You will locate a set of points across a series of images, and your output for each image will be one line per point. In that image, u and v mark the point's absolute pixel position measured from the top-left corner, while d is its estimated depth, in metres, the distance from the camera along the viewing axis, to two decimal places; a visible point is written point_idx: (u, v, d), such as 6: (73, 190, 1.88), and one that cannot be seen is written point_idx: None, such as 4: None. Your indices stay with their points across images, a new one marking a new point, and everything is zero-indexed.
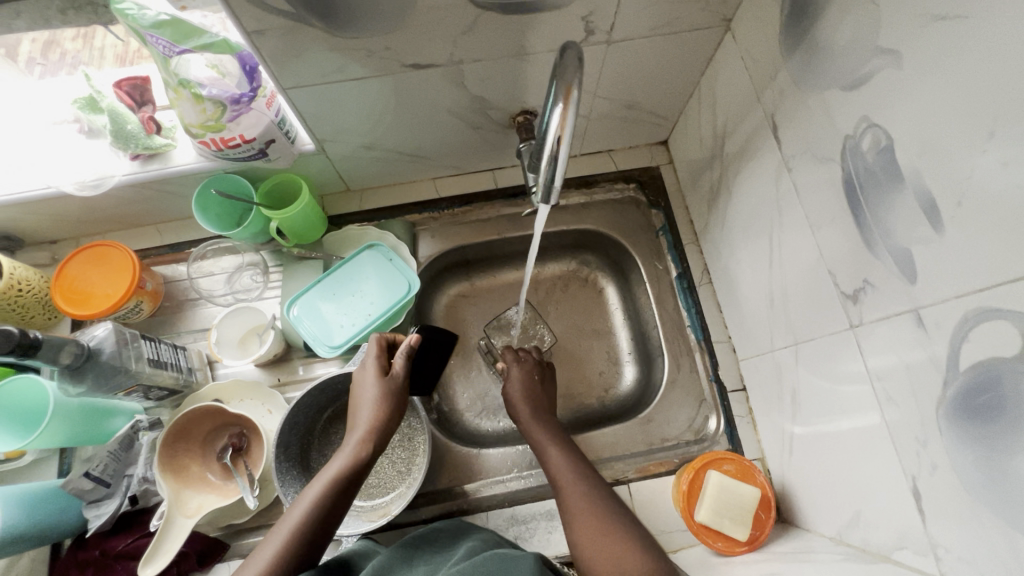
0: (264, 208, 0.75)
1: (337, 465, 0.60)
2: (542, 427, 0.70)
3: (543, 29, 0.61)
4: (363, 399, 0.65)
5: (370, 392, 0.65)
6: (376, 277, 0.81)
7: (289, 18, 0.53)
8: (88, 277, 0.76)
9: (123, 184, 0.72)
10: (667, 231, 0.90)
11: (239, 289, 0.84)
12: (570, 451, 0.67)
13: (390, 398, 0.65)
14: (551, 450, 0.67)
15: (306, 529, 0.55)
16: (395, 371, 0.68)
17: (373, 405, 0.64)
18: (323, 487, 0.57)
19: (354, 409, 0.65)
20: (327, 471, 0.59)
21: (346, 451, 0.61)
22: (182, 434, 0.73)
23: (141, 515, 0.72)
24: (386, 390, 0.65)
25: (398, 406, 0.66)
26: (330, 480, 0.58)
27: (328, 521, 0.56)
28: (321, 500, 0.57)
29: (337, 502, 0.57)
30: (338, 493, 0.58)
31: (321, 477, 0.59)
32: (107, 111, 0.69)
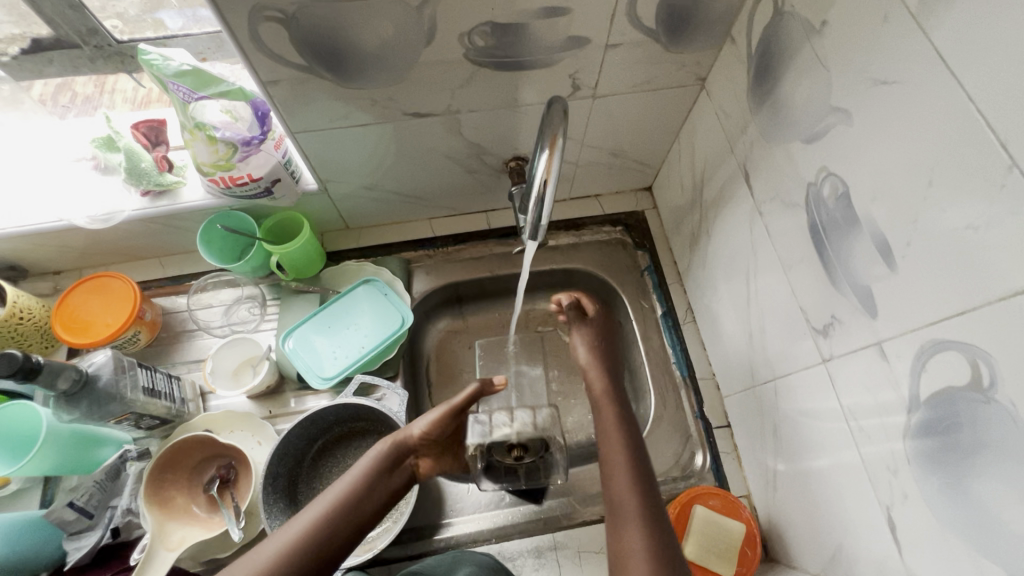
0: (266, 243, 0.79)
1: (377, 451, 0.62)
2: (626, 436, 0.62)
3: (533, 85, 0.67)
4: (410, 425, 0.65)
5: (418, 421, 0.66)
6: (370, 311, 0.83)
7: (302, 69, 0.58)
8: (89, 306, 0.78)
9: (132, 219, 0.76)
10: (653, 271, 0.94)
11: (236, 320, 0.86)
12: (648, 473, 0.59)
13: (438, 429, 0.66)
14: (620, 461, 0.59)
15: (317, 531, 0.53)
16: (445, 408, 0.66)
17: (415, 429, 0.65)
18: (338, 491, 0.57)
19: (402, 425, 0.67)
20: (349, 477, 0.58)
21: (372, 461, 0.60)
22: (170, 464, 0.73)
23: (120, 549, 0.70)
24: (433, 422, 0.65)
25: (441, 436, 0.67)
26: (354, 480, 0.58)
27: (350, 517, 0.55)
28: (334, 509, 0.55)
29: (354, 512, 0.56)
30: (357, 495, 0.57)
31: (346, 477, 0.59)
32: (123, 149, 0.73)
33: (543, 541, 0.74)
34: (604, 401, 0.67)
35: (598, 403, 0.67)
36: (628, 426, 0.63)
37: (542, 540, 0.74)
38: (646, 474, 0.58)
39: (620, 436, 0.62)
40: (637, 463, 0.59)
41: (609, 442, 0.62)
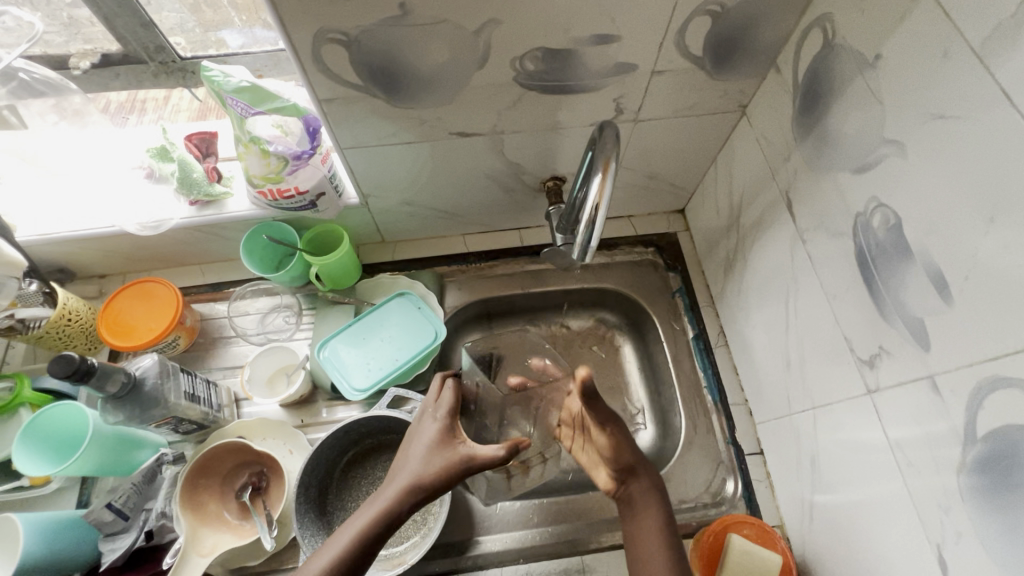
0: (306, 254, 0.80)
1: (391, 500, 0.58)
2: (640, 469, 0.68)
3: (577, 108, 0.68)
4: (414, 455, 0.61)
5: (428, 469, 0.59)
6: (401, 324, 0.84)
7: (358, 89, 0.60)
8: (134, 311, 0.81)
9: (179, 227, 0.78)
10: (684, 294, 0.93)
11: (271, 329, 0.88)
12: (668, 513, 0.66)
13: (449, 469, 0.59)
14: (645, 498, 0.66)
15: None
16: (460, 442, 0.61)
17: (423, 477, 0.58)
18: (346, 544, 0.55)
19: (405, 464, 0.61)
20: (353, 525, 0.56)
21: (378, 504, 0.58)
22: (205, 471, 0.74)
23: (154, 552, 0.71)
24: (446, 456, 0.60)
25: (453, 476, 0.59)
26: (360, 531, 0.56)
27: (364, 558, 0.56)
28: (348, 555, 0.55)
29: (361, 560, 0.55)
30: (363, 545, 0.56)
31: (350, 525, 0.57)
32: (177, 160, 0.75)
33: (571, 564, 0.73)
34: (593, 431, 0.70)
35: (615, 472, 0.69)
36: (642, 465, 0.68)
37: (571, 563, 0.73)
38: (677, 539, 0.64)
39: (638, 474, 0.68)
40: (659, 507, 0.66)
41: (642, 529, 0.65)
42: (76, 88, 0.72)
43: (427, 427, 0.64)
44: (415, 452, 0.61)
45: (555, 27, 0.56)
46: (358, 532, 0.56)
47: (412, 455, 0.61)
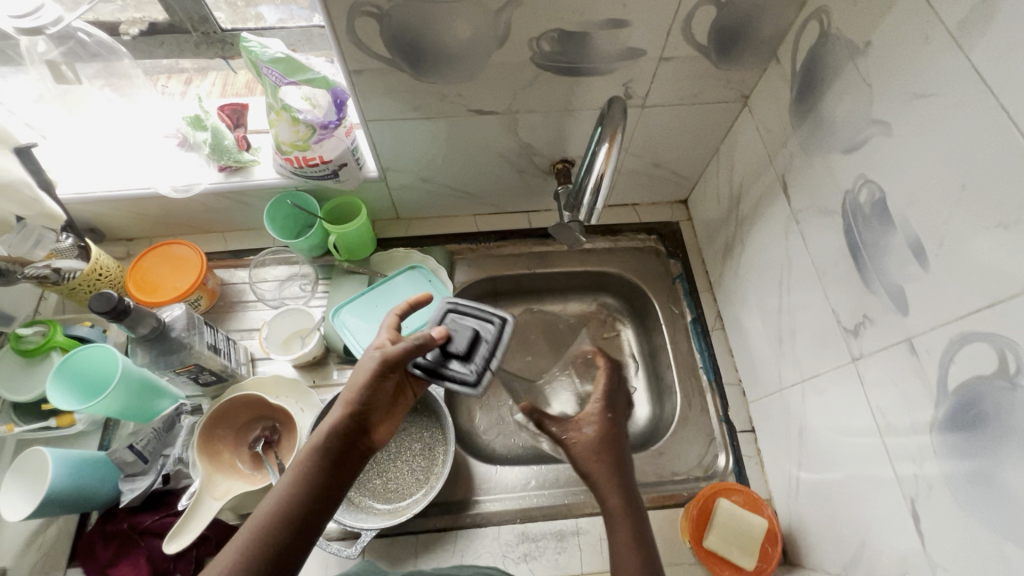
0: (325, 223, 0.85)
1: (330, 420, 0.56)
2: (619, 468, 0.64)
3: (589, 91, 0.73)
4: (348, 383, 0.59)
5: (359, 376, 0.58)
6: (413, 294, 0.88)
7: (385, 62, 0.64)
8: (159, 271, 0.85)
9: (207, 191, 0.82)
10: (684, 279, 0.97)
11: (287, 295, 0.92)
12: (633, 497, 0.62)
13: (376, 382, 0.57)
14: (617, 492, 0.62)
15: (268, 522, 0.51)
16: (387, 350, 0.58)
17: (357, 386, 0.58)
18: (286, 481, 0.53)
19: (345, 383, 0.60)
20: (293, 463, 0.55)
21: (316, 437, 0.56)
22: (221, 421, 0.78)
23: (168, 496, 0.75)
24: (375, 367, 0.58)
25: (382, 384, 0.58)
26: (299, 466, 0.54)
27: (327, 481, 0.54)
28: (296, 488, 0.53)
29: (310, 492, 0.53)
30: (306, 479, 0.54)
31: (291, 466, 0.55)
32: (210, 128, 0.80)
33: (566, 526, 0.76)
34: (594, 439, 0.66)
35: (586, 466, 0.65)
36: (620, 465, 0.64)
37: (565, 525, 0.77)
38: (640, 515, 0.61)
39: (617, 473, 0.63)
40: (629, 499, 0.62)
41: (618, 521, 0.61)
42: (126, 51, 0.75)
43: (359, 351, 0.62)
44: (350, 379, 0.59)
45: (570, 10, 0.61)
46: (299, 467, 0.54)
47: (347, 383, 0.59)
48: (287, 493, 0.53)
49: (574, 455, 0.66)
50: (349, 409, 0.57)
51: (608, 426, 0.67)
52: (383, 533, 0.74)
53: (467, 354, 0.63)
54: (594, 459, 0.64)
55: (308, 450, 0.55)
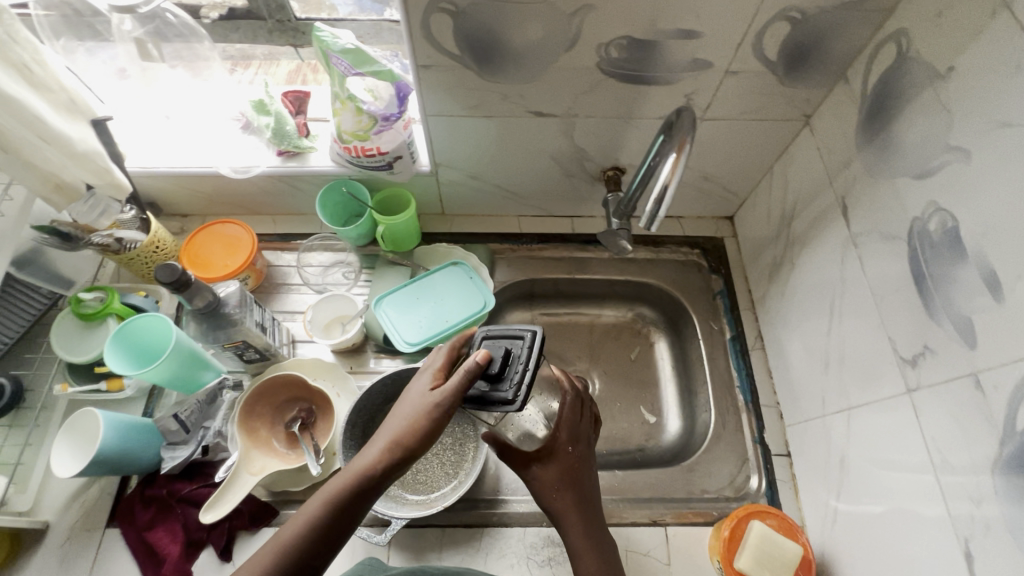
0: (375, 213, 0.86)
1: (374, 454, 0.53)
2: (577, 499, 0.63)
3: (650, 100, 0.73)
4: (399, 411, 0.55)
5: (413, 413, 0.54)
6: (454, 289, 0.89)
7: (453, 59, 0.66)
8: (211, 249, 0.87)
9: (264, 174, 0.84)
10: (725, 296, 0.96)
11: (331, 281, 0.93)
12: (597, 524, 0.63)
13: (431, 421, 0.53)
14: (575, 524, 0.63)
15: (292, 547, 0.49)
16: (447, 387, 0.53)
17: (409, 423, 0.54)
18: (317, 507, 0.51)
19: (394, 413, 0.56)
20: (327, 487, 0.52)
21: (356, 465, 0.53)
22: (261, 399, 0.79)
23: (205, 467, 0.77)
24: (433, 404, 0.54)
25: (438, 426, 0.54)
26: (333, 493, 0.51)
27: (345, 516, 0.51)
28: (320, 519, 0.50)
29: (335, 523, 0.51)
30: (339, 511, 0.51)
31: (323, 489, 0.52)
32: (273, 113, 0.81)
33: None
34: (562, 471, 0.64)
35: (549, 502, 0.63)
36: (584, 494, 0.64)
37: None
38: (608, 550, 0.62)
39: (576, 503, 0.63)
40: (589, 528, 0.63)
41: (583, 555, 0.62)
42: (206, 34, 0.77)
43: (419, 375, 0.59)
44: (402, 408, 0.56)
45: (643, 18, 0.61)
46: (332, 495, 0.51)
47: (399, 410, 0.56)
48: (309, 523, 0.50)
49: (536, 490, 0.64)
50: (394, 445, 0.53)
51: (570, 463, 0.64)
52: (412, 523, 0.75)
53: (500, 374, 0.54)
54: (559, 500, 0.63)
55: (344, 480, 0.52)
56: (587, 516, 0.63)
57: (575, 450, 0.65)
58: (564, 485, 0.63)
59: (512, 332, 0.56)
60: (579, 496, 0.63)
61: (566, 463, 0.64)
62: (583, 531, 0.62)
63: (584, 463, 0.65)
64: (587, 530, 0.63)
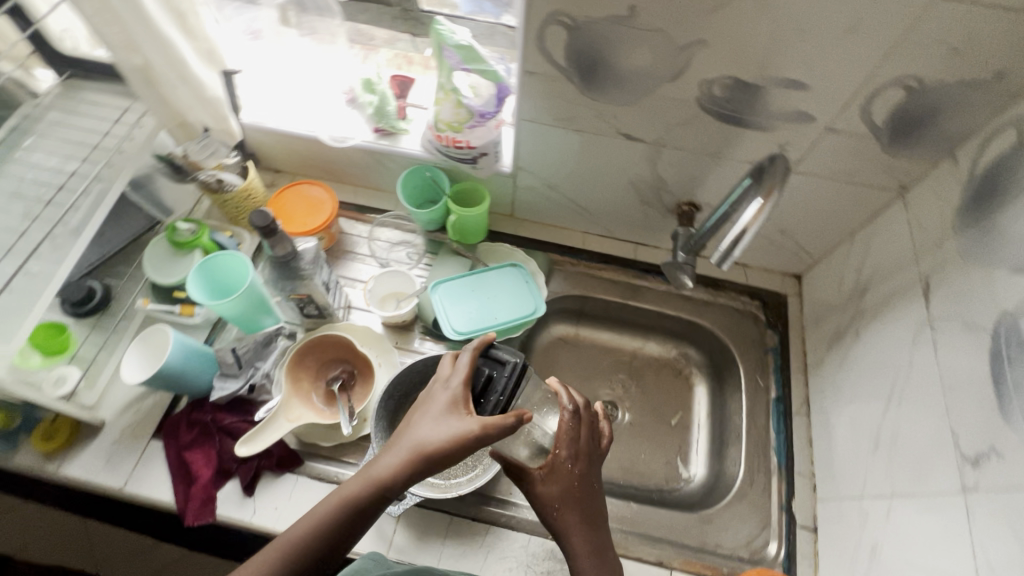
0: (450, 202, 0.90)
1: (387, 467, 0.54)
2: (578, 510, 0.63)
3: (742, 143, 0.73)
4: (415, 429, 0.56)
5: (431, 438, 0.55)
6: (508, 289, 0.91)
7: (559, 70, 0.68)
8: (295, 205, 0.94)
9: (357, 147, 0.90)
10: (778, 354, 0.93)
11: (394, 258, 0.97)
12: (597, 535, 0.63)
13: (446, 452, 0.54)
14: (575, 532, 0.62)
15: (300, 549, 0.51)
16: (471, 422, 0.54)
17: (426, 447, 0.54)
18: (327, 515, 0.53)
19: (409, 428, 0.57)
20: (340, 494, 0.54)
21: (368, 477, 0.54)
22: (311, 352, 0.83)
23: (247, 405, 0.81)
24: (452, 435, 0.54)
25: (453, 456, 0.55)
26: (345, 502, 0.53)
27: (352, 526, 0.53)
28: (329, 525, 0.53)
29: (344, 532, 0.53)
30: (347, 520, 0.53)
31: (335, 495, 0.54)
32: (379, 93, 0.87)
33: None
34: (560, 484, 0.63)
35: (552, 515, 0.63)
36: (587, 505, 0.64)
37: None
38: (606, 563, 0.62)
39: (577, 514, 0.63)
40: (590, 538, 0.63)
41: (580, 562, 0.62)
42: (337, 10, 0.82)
43: (435, 388, 0.59)
44: (418, 425, 0.56)
45: (754, 62, 0.61)
46: (343, 506, 0.53)
47: (414, 427, 0.56)
48: (318, 528, 0.52)
49: (538, 503, 0.63)
50: (407, 465, 0.54)
51: (572, 478, 0.63)
52: (424, 504, 0.76)
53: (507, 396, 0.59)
54: (561, 513, 0.63)
55: (355, 492, 0.54)
56: (589, 528, 0.63)
57: (578, 467, 0.63)
58: (563, 499, 0.63)
59: (500, 358, 0.60)
60: (580, 507, 0.63)
61: (567, 476, 0.63)
62: (582, 542, 0.62)
63: (587, 480, 0.64)
64: (589, 538, 0.63)
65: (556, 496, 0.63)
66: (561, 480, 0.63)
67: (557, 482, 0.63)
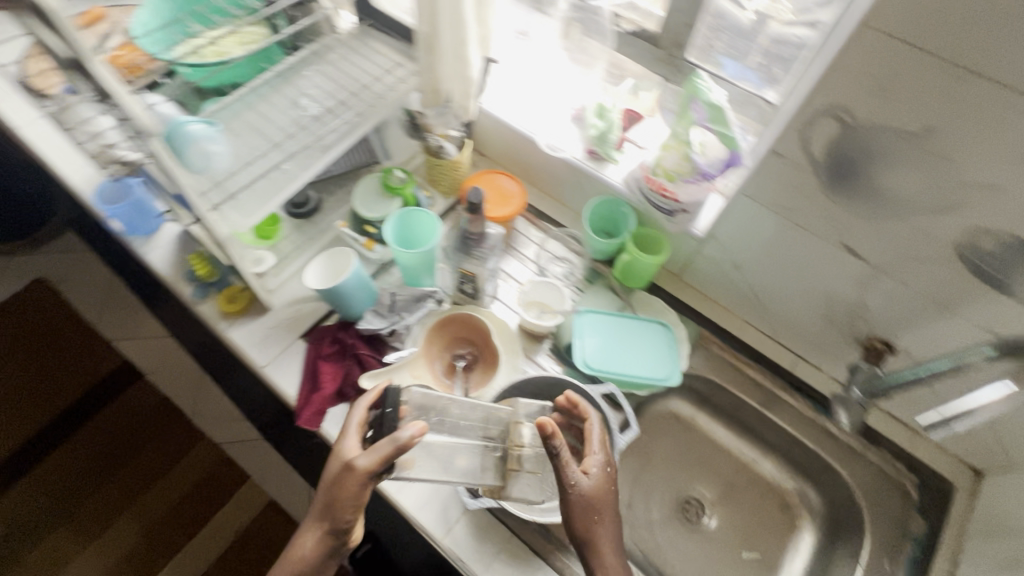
0: (631, 242, 0.90)
1: (305, 544, 0.60)
2: (607, 503, 0.62)
3: (987, 307, 0.63)
4: (327, 476, 0.60)
5: (327, 488, 0.58)
6: (647, 345, 0.88)
7: (809, 161, 0.65)
8: (488, 189, 0.99)
9: (564, 160, 0.94)
10: (919, 545, 0.80)
11: (550, 271, 1.00)
12: (618, 529, 0.62)
13: (343, 497, 0.57)
14: (603, 526, 0.61)
15: None
16: (353, 464, 0.56)
17: (335, 497, 0.57)
18: None
19: (328, 473, 0.61)
20: (289, 553, 0.60)
21: (312, 530, 0.61)
22: (450, 324, 0.88)
23: (381, 345, 0.88)
24: (347, 482, 0.56)
25: (352, 500, 0.57)
26: (284, 569, 0.60)
27: None
28: None
29: None
30: None
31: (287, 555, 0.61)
32: (607, 120, 0.88)
33: None
34: (599, 484, 0.63)
35: (592, 517, 0.60)
36: (613, 508, 0.63)
37: None
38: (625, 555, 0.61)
39: (605, 508, 0.62)
40: (612, 533, 0.62)
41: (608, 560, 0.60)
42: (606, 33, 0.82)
43: (348, 432, 0.64)
44: (332, 470, 0.60)
45: None
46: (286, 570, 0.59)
47: (333, 463, 0.61)
48: None
49: (579, 502, 0.60)
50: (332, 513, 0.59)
51: (607, 480, 0.64)
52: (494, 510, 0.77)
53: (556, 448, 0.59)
54: (601, 520, 0.61)
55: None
56: (610, 523, 0.62)
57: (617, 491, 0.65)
58: (593, 491, 0.61)
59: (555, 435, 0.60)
60: (606, 500, 0.63)
61: (602, 472, 0.63)
62: (609, 539, 0.61)
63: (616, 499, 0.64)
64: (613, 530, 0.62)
65: (593, 487, 0.62)
66: (601, 479, 0.63)
67: (592, 476, 0.63)
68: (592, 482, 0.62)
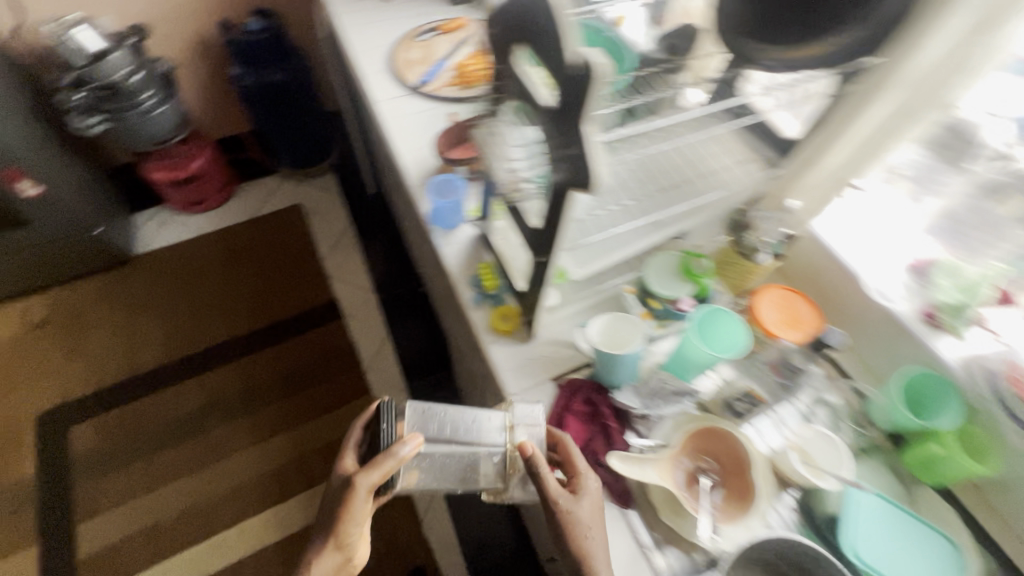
0: (947, 434, 0.78)
1: (322, 548, 0.79)
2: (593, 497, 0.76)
3: None
4: (321, 532, 0.81)
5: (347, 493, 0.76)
6: (928, 564, 0.74)
7: None
8: (785, 306, 0.89)
9: (896, 315, 0.86)
10: None
11: (815, 416, 0.88)
12: (600, 517, 0.76)
13: (348, 498, 0.75)
14: (591, 537, 0.73)
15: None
16: (354, 482, 0.74)
17: (344, 506, 0.76)
18: (313, 561, 0.79)
19: (326, 510, 0.81)
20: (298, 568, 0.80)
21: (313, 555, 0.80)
22: (711, 435, 0.80)
23: (628, 424, 0.86)
24: (353, 498, 0.75)
25: (366, 494, 0.75)
26: (326, 547, 0.79)
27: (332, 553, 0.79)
28: (318, 561, 0.79)
29: (343, 551, 0.80)
30: (336, 555, 0.80)
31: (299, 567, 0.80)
32: (970, 295, 0.83)
33: None
34: (581, 495, 0.75)
35: (583, 534, 0.73)
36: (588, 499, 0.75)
37: None
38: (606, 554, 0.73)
39: (587, 509, 0.75)
40: (596, 519, 0.75)
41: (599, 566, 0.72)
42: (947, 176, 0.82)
43: (347, 455, 0.83)
44: (323, 527, 0.80)
45: None
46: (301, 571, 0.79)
47: (341, 470, 0.81)
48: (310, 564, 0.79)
49: (566, 520, 0.73)
50: (334, 536, 0.78)
51: (597, 495, 0.77)
52: None
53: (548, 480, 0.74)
54: (590, 535, 0.73)
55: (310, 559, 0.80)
56: (577, 497, 0.75)
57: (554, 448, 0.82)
58: (575, 503, 0.74)
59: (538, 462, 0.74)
60: (592, 491, 0.77)
61: (581, 484, 0.77)
62: (591, 527, 0.74)
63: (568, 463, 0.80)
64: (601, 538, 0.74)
65: (574, 502, 0.74)
66: (581, 485, 0.76)
67: (581, 500, 0.75)
68: (574, 497, 0.75)
